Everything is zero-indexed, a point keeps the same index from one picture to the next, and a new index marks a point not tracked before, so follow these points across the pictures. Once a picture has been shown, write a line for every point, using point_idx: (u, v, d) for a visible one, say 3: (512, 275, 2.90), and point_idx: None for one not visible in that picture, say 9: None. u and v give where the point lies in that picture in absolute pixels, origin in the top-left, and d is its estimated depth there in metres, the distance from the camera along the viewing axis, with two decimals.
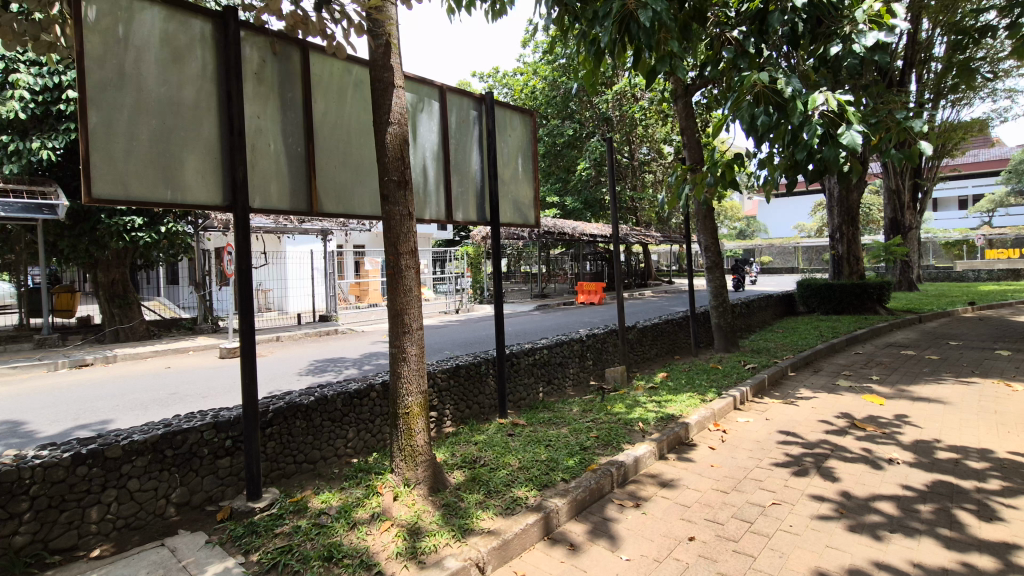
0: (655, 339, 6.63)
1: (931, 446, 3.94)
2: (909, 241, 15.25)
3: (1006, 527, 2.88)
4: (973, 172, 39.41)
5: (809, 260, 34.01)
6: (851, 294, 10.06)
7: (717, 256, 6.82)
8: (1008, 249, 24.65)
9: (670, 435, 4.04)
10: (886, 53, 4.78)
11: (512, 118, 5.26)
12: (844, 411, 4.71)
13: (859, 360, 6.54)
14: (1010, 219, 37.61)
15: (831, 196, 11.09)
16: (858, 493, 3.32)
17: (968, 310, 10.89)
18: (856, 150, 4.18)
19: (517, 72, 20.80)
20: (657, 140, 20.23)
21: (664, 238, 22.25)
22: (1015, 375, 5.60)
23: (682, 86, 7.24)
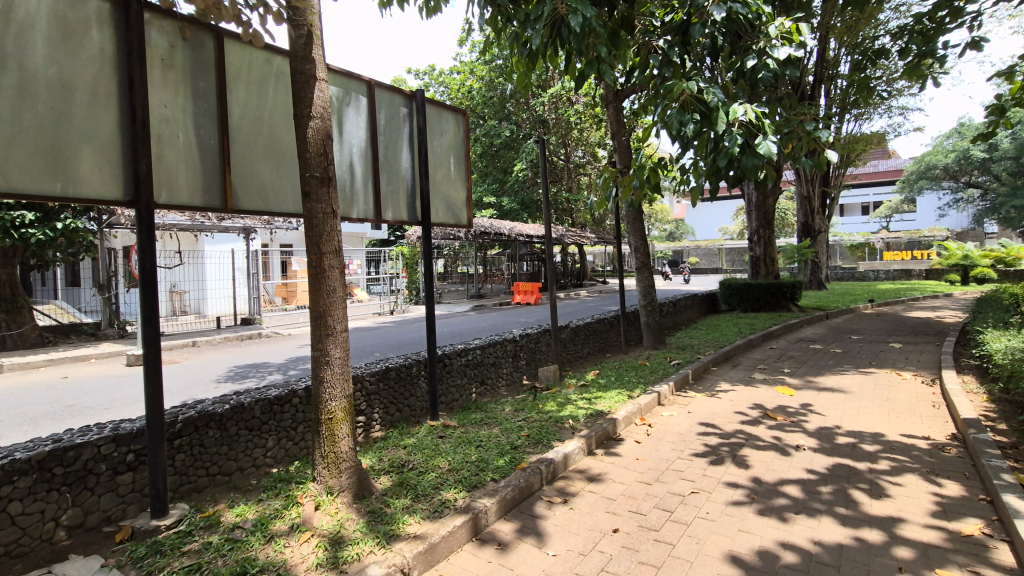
0: (587, 337, 6.79)
1: (833, 432, 4.27)
2: (819, 243, 16.50)
3: (893, 503, 3.17)
4: (874, 181, 43.38)
5: (732, 261, 36.15)
6: (767, 293, 10.76)
7: (645, 257, 7.08)
8: (903, 252, 27.30)
9: (598, 431, 4.14)
10: (796, 67, 5.14)
11: (444, 116, 5.20)
12: (758, 402, 5.03)
13: (773, 354, 7.00)
14: (905, 225, 41.66)
15: (749, 201, 11.81)
16: (768, 478, 3.55)
17: (867, 307, 11.94)
18: (772, 158, 4.47)
19: (454, 70, 20.68)
20: (592, 144, 20.74)
21: (599, 239, 22.89)
22: (904, 365, 6.19)
23: (612, 91, 7.46)
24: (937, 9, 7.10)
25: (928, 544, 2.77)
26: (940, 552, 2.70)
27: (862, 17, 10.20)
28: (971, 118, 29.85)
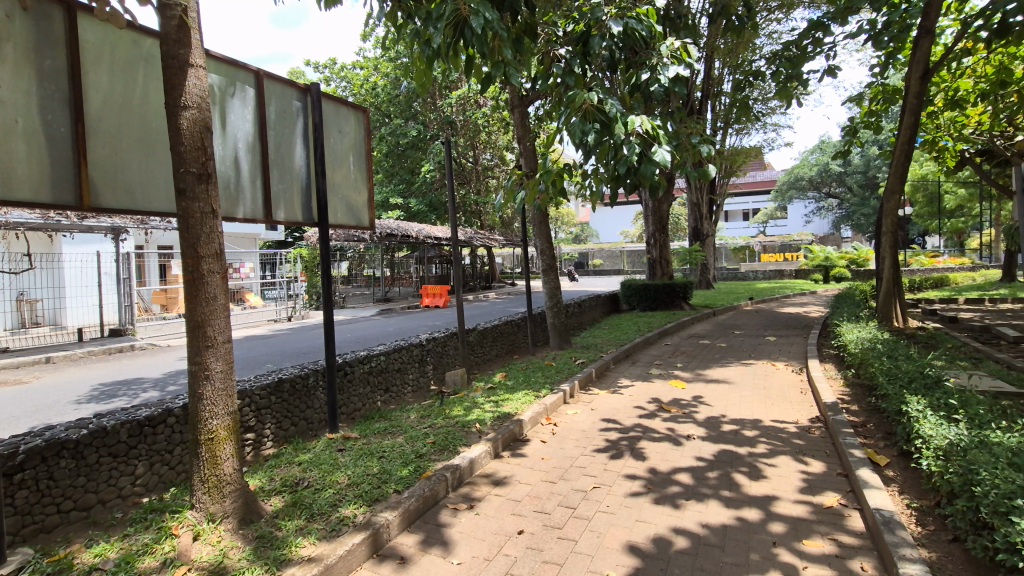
0: (495, 339, 6.83)
1: (719, 420, 4.62)
2: (707, 246, 17.93)
3: (769, 483, 3.49)
4: (752, 190, 48.06)
5: (632, 262, 38.26)
6: (662, 293, 11.49)
7: (551, 259, 7.23)
8: (776, 254, 30.47)
9: (504, 433, 4.16)
10: (684, 84, 5.51)
11: (344, 113, 4.95)
12: (655, 396, 5.32)
13: (668, 350, 7.48)
14: (779, 230, 46.59)
15: (646, 206, 12.55)
16: (662, 468, 3.76)
17: (748, 304, 13.17)
18: (666, 165, 4.75)
19: (356, 66, 19.95)
20: (500, 147, 21.00)
21: (508, 241, 23.19)
22: (777, 356, 6.89)
23: (517, 96, 7.58)
24: (801, 38, 8.01)
25: (797, 517, 3.08)
26: (807, 524, 3.00)
27: (741, 40, 11.22)
28: (830, 137, 34.05)
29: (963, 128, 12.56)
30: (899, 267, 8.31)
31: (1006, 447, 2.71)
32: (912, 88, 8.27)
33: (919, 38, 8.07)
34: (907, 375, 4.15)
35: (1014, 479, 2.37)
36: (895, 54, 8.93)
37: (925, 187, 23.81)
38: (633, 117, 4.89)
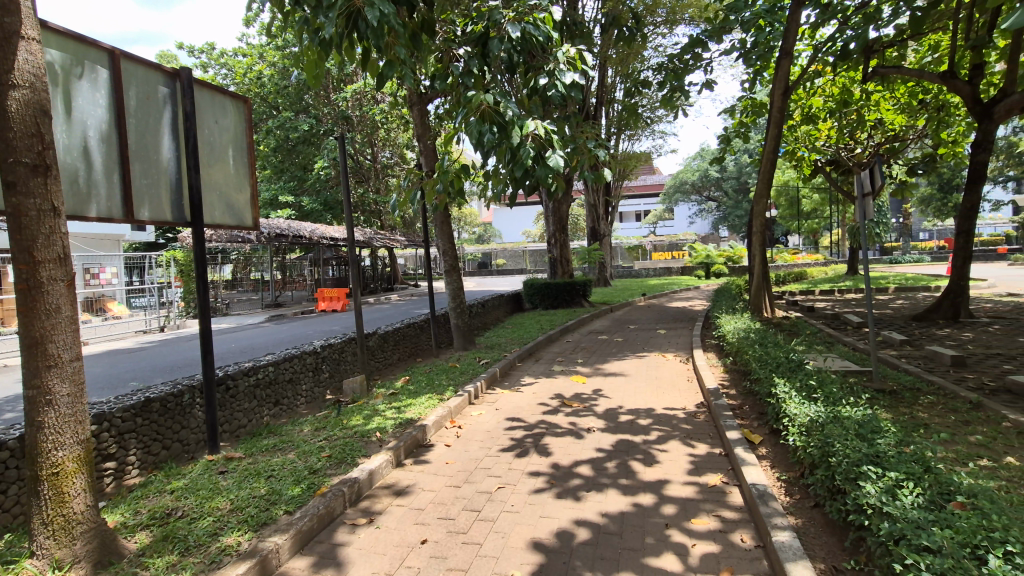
0: (396, 343, 6.63)
1: (617, 412, 4.83)
2: (604, 245, 18.82)
3: (661, 468, 3.70)
4: (643, 193, 51.40)
5: (535, 262, 39.23)
6: (563, 290, 11.86)
7: (453, 259, 7.15)
8: (665, 253, 32.81)
9: (406, 440, 4.02)
10: (580, 91, 5.65)
11: (221, 101, 4.51)
12: (557, 392, 5.46)
13: (569, 346, 7.73)
14: (668, 230, 50.19)
15: (547, 207, 12.87)
16: (564, 462, 3.85)
17: (641, 300, 14.00)
18: (559, 170, 4.85)
19: (238, 52, 18.44)
20: (399, 145, 20.50)
21: (410, 242, 22.72)
22: (667, 348, 7.38)
23: (416, 94, 7.42)
24: (683, 52, 8.64)
25: (686, 498, 3.29)
26: (695, 504, 3.22)
27: (631, 50, 11.88)
28: (709, 145, 37.28)
29: (815, 140, 14.31)
30: (767, 263, 9.25)
31: (853, 420, 3.09)
32: (776, 104, 9.26)
33: (780, 59, 9.03)
34: (776, 360, 4.61)
35: (861, 448, 2.70)
36: (761, 71, 9.93)
37: (786, 193, 26.85)
38: (530, 121, 4.93)
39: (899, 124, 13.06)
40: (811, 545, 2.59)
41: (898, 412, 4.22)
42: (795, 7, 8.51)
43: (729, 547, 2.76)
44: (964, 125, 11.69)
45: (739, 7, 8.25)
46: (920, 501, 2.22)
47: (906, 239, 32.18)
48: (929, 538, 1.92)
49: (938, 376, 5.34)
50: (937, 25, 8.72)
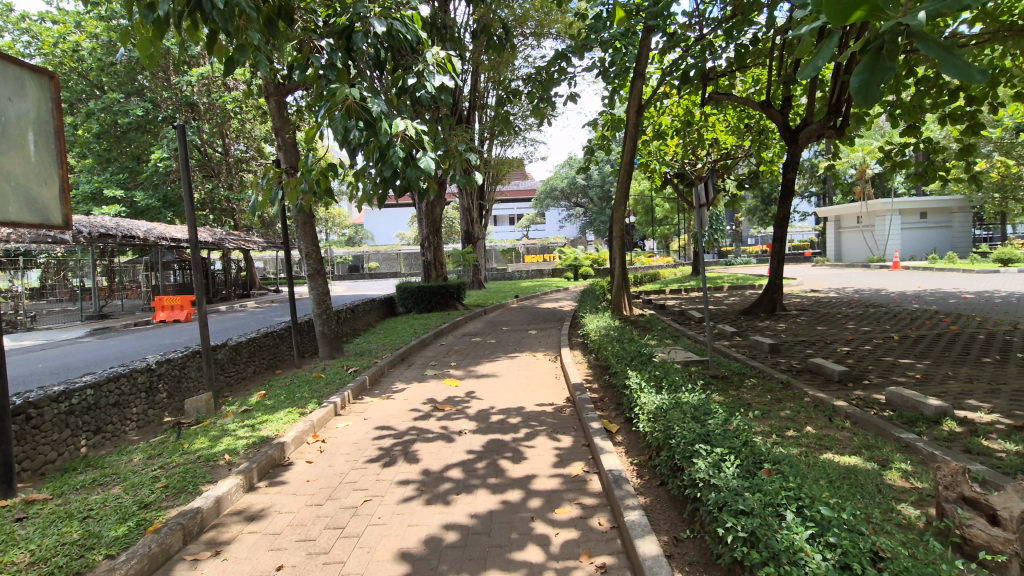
0: (251, 355, 6.09)
1: (488, 412, 4.91)
2: (478, 248, 19.09)
3: (528, 463, 3.83)
4: (516, 198, 53.11)
5: (409, 265, 38.48)
6: (437, 293, 11.79)
7: (318, 263, 6.74)
8: (537, 256, 34.18)
9: (260, 461, 3.70)
10: (449, 94, 5.58)
11: (14, 74, 3.74)
12: (429, 397, 5.40)
13: (442, 350, 7.70)
14: (539, 234, 52.37)
15: (420, 209, 12.71)
16: (434, 467, 3.81)
17: (512, 302, 14.42)
18: (430, 172, 4.74)
19: (47, 19, 15.60)
20: (256, 137, 18.86)
21: (269, 243, 20.98)
22: (537, 348, 7.68)
23: (273, 84, 6.91)
24: (549, 64, 9.08)
25: (551, 490, 3.44)
26: (558, 494, 3.38)
27: (502, 58, 12.18)
28: (575, 154, 39.65)
29: (664, 155, 15.91)
30: (626, 265, 10.05)
31: (690, 405, 3.47)
32: (631, 119, 10.11)
33: (634, 79, 9.88)
34: (630, 355, 5.02)
35: (695, 430, 3.04)
36: (617, 90, 10.79)
37: (642, 201, 29.47)
38: (399, 120, 4.75)
39: (730, 143, 14.99)
40: (656, 521, 2.86)
41: (729, 394, 4.85)
42: (646, 33, 9.39)
43: (588, 532, 2.94)
44: (779, 147, 13.81)
45: (598, 28, 8.87)
46: (739, 471, 2.55)
47: (737, 244, 37.17)
48: (744, 502, 2.22)
49: (760, 361, 6.23)
50: (757, 60, 10.18)
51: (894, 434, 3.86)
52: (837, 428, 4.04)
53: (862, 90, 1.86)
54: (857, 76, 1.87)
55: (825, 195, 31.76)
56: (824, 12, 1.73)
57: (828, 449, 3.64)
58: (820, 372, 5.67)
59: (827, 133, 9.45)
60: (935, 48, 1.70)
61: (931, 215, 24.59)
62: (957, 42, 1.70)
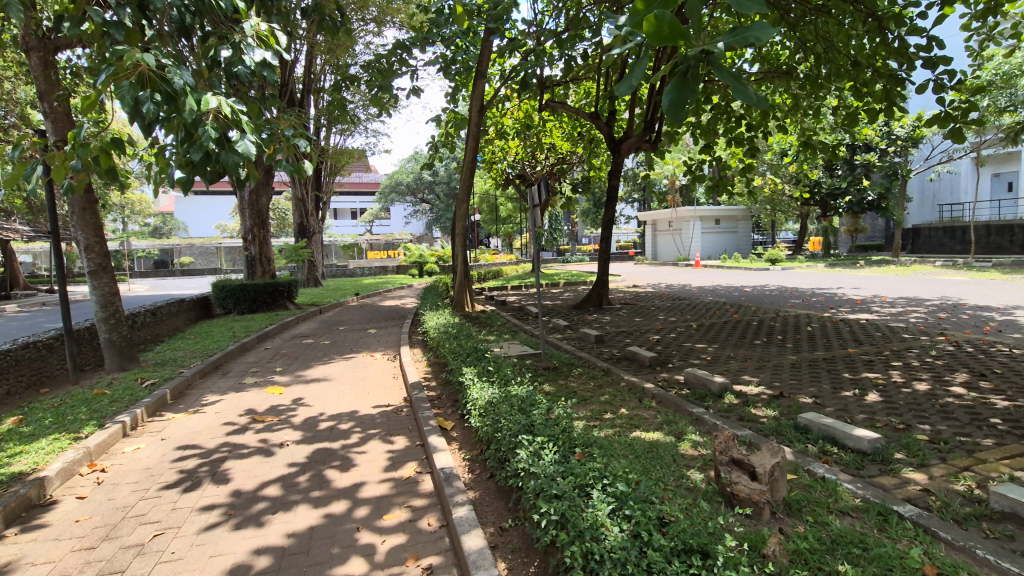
0: (3, 372, 4.89)
1: (316, 420, 4.57)
2: (314, 243, 17.81)
3: (357, 470, 3.63)
4: (359, 191, 50.96)
5: (233, 260, 34.51)
6: (264, 293, 10.74)
7: (103, 258, 5.66)
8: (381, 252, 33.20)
9: (7, 504, 2.97)
10: (274, 72, 4.90)
11: None
12: (247, 408, 4.84)
13: (267, 355, 7.01)
14: (385, 229, 50.85)
15: (243, 199, 11.42)
16: (248, 487, 3.42)
17: (352, 300, 13.74)
18: (251, 159, 3.94)
19: None
20: (19, 100, 15.19)
21: (40, 232, 17.11)
22: (375, 347, 7.41)
23: (35, 36, 5.62)
24: (389, 54, 8.76)
25: (380, 496, 3.30)
26: (387, 499, 3.26)
27: (339, 42, 11.50)
28: (421, 150, 39.31)
29: (506, 155, 16.50)
30: (468, 263, 10.19)
31: (517, 397, 3.60)
32: (473, 118, 10.24)
33: (476, 79, 10.02)
34: (467, 351, 5.07)
35: (519, 421, 3.16)
36: (460, 88, 10.86)
37: (487, 199, 30.35)
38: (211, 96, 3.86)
39: (565, 149, 16.07)
40: (483, 513, 2.90)
41: (557, 384, 5.18)
42: (487, 35, 9.58)
43: (416, 534, 2.88)
44: (606, 156, 15.20)
45: (440, 23, 8.81)
46: (556, 457, 2.70)
47: (573, 243, 40.14)
48: (556, 486, 2.35)
49: (586, 352, 6.79)
50: (586, 74, 11.05)
51: (688, 410, 4.46)
52: (645, 408, 4.55)
53: (672, 108, 1.99)
54: (668, 94, 2.00)
55: (643, 201, 36.03)
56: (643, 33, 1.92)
57: (637, 427, 4.08)
58: (635, 359, 6.36)
59: (644, 146, 10.68)
60: (729, 76, 1.90)
61: (723, 222, 29.23)
62: (744, 75, 1.92)
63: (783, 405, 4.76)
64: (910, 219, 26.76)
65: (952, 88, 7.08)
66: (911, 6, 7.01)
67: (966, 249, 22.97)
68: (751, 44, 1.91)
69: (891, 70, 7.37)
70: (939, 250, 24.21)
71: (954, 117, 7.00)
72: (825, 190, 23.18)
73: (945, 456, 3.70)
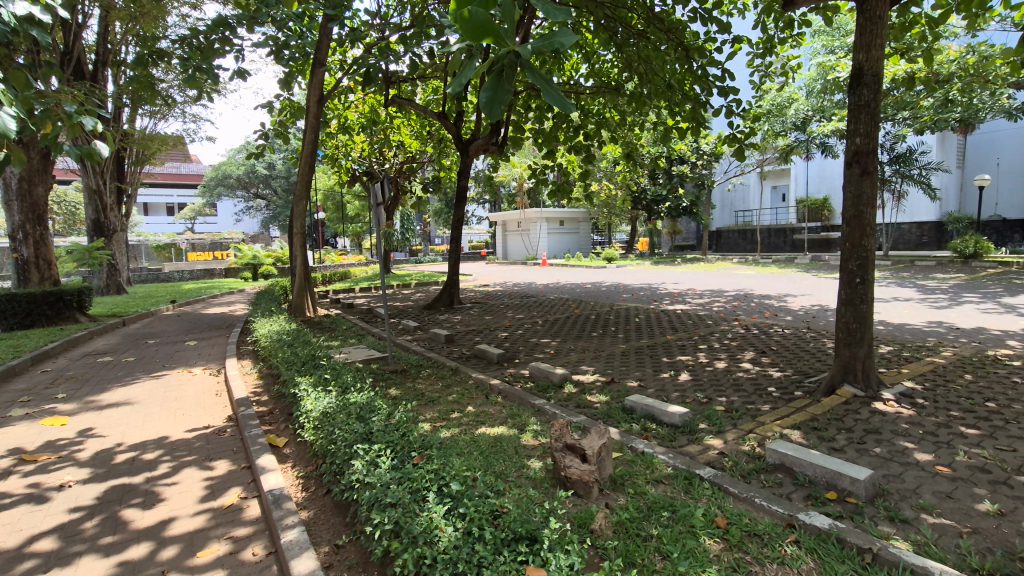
0: None
1: (112, 452, 3.87)
2: (116, 243, 15.14)
3: (165, 505, 3.14)
4: (177, 183, 44.81)
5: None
6: (43, 304, 8.83)
7: None
8: (207, 254, 29.95)
9: None
10: (46, 32, 3.88)
11: None
12: (11, 448, 3.91)
13: (45, 379, 5.75)
14: (211, 227, 45.33)
15: (10, 188, 9.26)
16: (9, 545, 2.76)
17: (168, 308, 11.95)
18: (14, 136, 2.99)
19: None
20: None
21: None
22: (195, 361, 6.52)
23: None
24: (207, 31, 7.75)
25: (193, 530, 2.89)
26: (203, 533, 2.87)
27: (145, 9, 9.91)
28: (254, 140, 35.81)
29: (351, 151, 15.73)
30: (309, 264, 9.51)
31: (356, 405, 3.42)
32: (312, 109, 9.55)
33: (313, 67, 9.36)
34: (302, 360, 4.69)
35: (356, 430, 3.00)
36: (296, 75, 10.04)
37: (332, 196, 28.77)
38: None
39: (414, 147, 15.85)
40: (317, 532, 2.71)
41: (405, 387, 5.07)
42: (325, 21, 8.98)
43: (236, 568, 2.58)
44: (455, 157, 15.35)
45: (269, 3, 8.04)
46: (393, 464, 2.62)
47: (425, 243, 39.81)
48: (392, 494, 2.27)
49: (436, 352, 6.76)
50: (433, 74, 11.00)
51: (531, 402, 4.66)
52: (491, 404, 4.66)
53: (489, 104, 2.02)
54: (485, 92, 2.02)
55: (493, 202, 37.20)
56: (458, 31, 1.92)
57: (482, 424, 4.15)
58: (483, 356, 6.50)
59: (491, 148, 10.98)
60: (540, 77, 1.94)
61: (566, 224, 31.42)
62: (554, 79, 1.99)
63: (614, 390, 5.24)
64: (714, 223, 31.39)
65: (739, 113, 8.42)
66: (711, 41, 8.20)
67: (755, 248, 27.71)
68: (555, 49, 2.00)
69: (696, 94, 8.51)
70: (736, 250, 28.85)
71: (741, 138, 8.35)
72: (650, 196, 26.20)
73: (736, 422, 4.38)
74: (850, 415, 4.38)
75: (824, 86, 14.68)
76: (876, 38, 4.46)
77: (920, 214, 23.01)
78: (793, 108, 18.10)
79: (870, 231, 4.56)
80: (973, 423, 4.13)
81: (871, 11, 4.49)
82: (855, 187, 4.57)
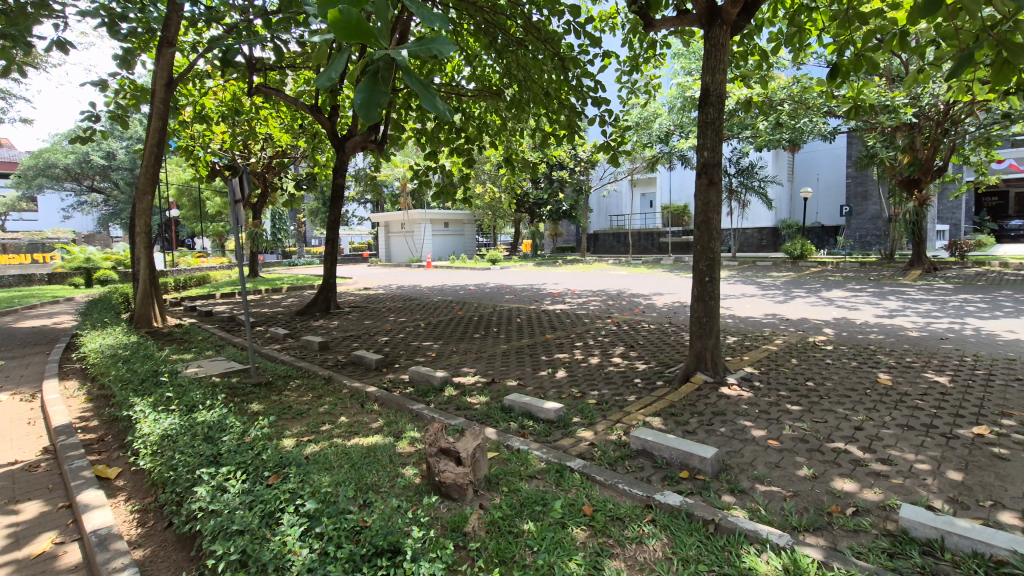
0: None
1: None
2: None
3: None
4: None
5: None
6: None
7: None
8: (20, 255, 25.22)
9: None
10: None
11: None
12: None
13: None
14: (28, 224, 38.31)
15: None
16: None
17: None
18: None
19: None
20: None
21: None
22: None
23: None
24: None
25: None
26: None
27: None
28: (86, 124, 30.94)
29: (209, 141, 14.21)
30: (155, 268, 8.41)
31: (203, 425, 3.08)
32: (158, 94, 8.46)
33: (161, 46, 8.28)
34: (141, 378, 4.12)
35: (201, 453, 2.71)
36: (138, 53, 8.82)
37: (187, 191, 25.87)
38: None
39: (285, 141, 14.75)
40: (152, 572, 2.38)
41: (270, 401, 4.69)
42: None
43: None
44: (331, 153, 14.52)
45: None
46: (244, 486, 2.39)
47: (301, 243, 37.31)
48: (240, 520, 2.07)
49: (308, 361, 6.35)
50: (305, 64, 10.31)
51: (408, 408, 4.55)
52: (366, 413, 4.47)
53: (365, 107, 1.95)
54: (359, 93, 1.94)
55: (375, 202, 35.99)
56: (330, 27, 1.82)
57: (356, 434, 3.96)
58: (360, 363, 6.23)
59: (370, 146, 10.58)
60: (419, 83, 1.99)
61: (451, 225, 31.37)
62: (431, 84, 2.07)
63: (493, 390, 5.31)
64: (591, 226, 33.31)
65: (611, 124, 8.99)
66: (584, 54, 8.63)
67: (627, 250, 29.86)
68: (434, 56, 1.98)
69: (572, 103, 8.91)
70: (610, 251, 30.89)
71: (613, 147, 8.92)
72: (532, 200, 27.10)
73: (605, 414, 4.66)
74: (701, 401, 4.87)
75: (682, 104, 16.25)
76: (720, 63, 5.02)
77: (760, 220, 26.41)
78: (657, 122, 19.77)
79: (716, 235, 5.11)
80: (796, 401, 4.81)
81: (715, 40, 5.06)
82: (704, 196, 5.09)
